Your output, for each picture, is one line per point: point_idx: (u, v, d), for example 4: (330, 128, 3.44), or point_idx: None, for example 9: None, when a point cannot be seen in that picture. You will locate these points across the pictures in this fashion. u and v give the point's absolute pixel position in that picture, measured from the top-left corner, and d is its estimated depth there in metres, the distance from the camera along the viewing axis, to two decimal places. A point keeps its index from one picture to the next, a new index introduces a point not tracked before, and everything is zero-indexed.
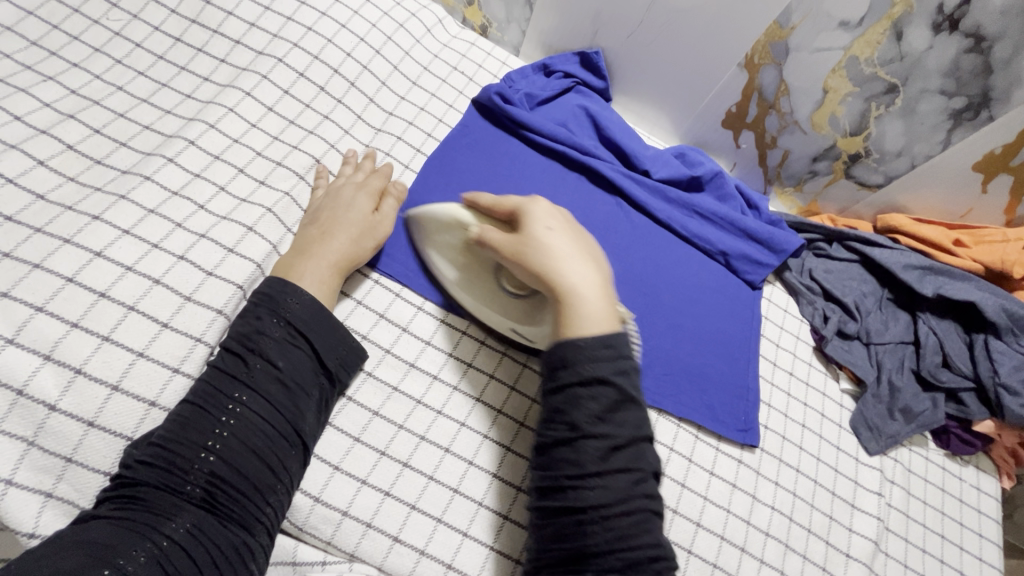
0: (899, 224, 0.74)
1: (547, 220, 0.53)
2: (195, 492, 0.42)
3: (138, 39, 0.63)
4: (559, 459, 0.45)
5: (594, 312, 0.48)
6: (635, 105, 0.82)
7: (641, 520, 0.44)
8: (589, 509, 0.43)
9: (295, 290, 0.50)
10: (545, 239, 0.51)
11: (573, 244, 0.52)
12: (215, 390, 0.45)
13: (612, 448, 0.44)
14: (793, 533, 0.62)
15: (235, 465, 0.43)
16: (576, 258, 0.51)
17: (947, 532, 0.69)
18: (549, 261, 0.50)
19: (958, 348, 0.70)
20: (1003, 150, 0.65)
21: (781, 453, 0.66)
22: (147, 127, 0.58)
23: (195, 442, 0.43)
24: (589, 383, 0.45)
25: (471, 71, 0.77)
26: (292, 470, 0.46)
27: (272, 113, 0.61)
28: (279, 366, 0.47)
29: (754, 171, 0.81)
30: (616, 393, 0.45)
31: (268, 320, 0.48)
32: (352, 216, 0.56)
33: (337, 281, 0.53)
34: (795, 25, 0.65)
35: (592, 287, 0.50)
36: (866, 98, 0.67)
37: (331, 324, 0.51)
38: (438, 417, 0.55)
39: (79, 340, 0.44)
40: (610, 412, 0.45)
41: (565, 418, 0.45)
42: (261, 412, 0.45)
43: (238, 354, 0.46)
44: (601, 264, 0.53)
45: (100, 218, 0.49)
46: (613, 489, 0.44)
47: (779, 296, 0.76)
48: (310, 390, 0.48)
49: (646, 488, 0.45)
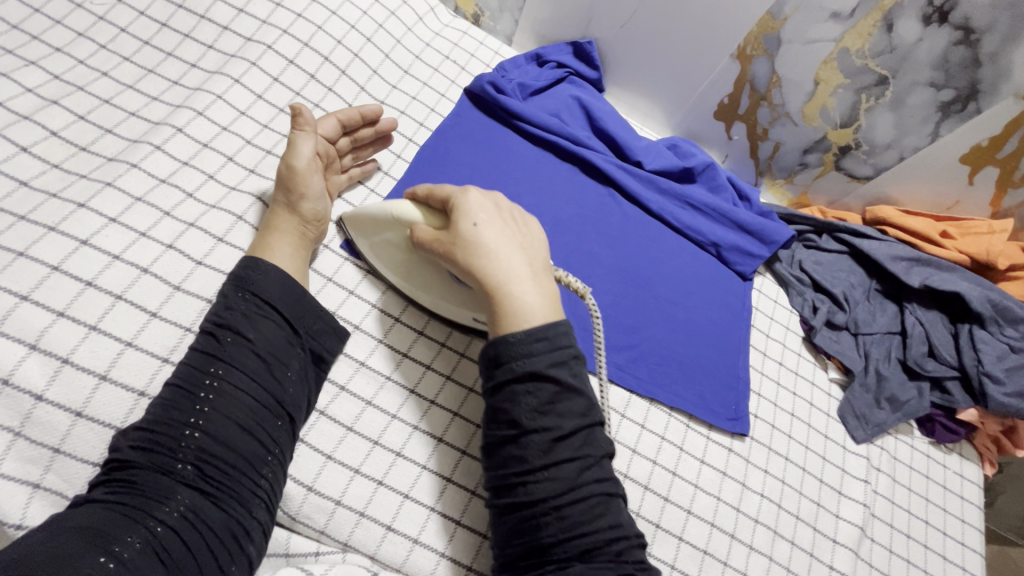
0: (888, 216, 0.75)
1: (478, 212, 0.49)
2: (187, 471, 0.41)
3: (123, 23, 0.62)
4: (508, 457, 0.44)
5: (524, 305, 0.46)
6: (627, 96, 0.82)
7: (593, 508, 0.43)
8: (539, 502, 0.43)
9: (259, 264, 0.49)
10: (477, 233, 0.48)
11: (511, 238, 0.49)
12: (192, 369, 0.44)
13: (555, 439, 0.43)
14: (781, 519, 0.63)
15: (221, 439, 0.43)
16: (510, 249, 0.48)
17: (931, 518, 0.70)
18: (479, 257, 0.47)
19: (943, 338, 0.72)
20: (989, 142, 0.65)
21: (770, 441, 0.67)
22: (133, 114, 0.57)
23: (178, 421, 0.42)
24: (525, 378, 0.44)
25: (463, 61, 0.77)
26: (281, 442, 0.45)
27: (260, 101, 0.61)
28: (250, 338, 0.46)
29: (746, 163, 0.81)
30: (557, 387, 0.44)
31: (234, 294, 0.47)
32: (281, 180, 0.53)
33: (284, 243, 0.52)
34: (787, 16, 0.65)
35: (523, 279, 0.47)
36: (857, 90, 0.67)
37: (301, 293, 0.50)
38: (431, 407, 0.55)
39: (66, 329, 0.44)
40: (549, 404, 0.44)
41: (507, 416, 0.44)
42: (238, 384, 0.44)
43: (210, 331, 0.46)
44: (537, 255, 0.50)
45: (86, 206, 0.48)
46: (559, 480, 0.43)
47: (770, 287, 0.77)
48: (289, 359, 0.48)
49: (595, 474, 0.44)
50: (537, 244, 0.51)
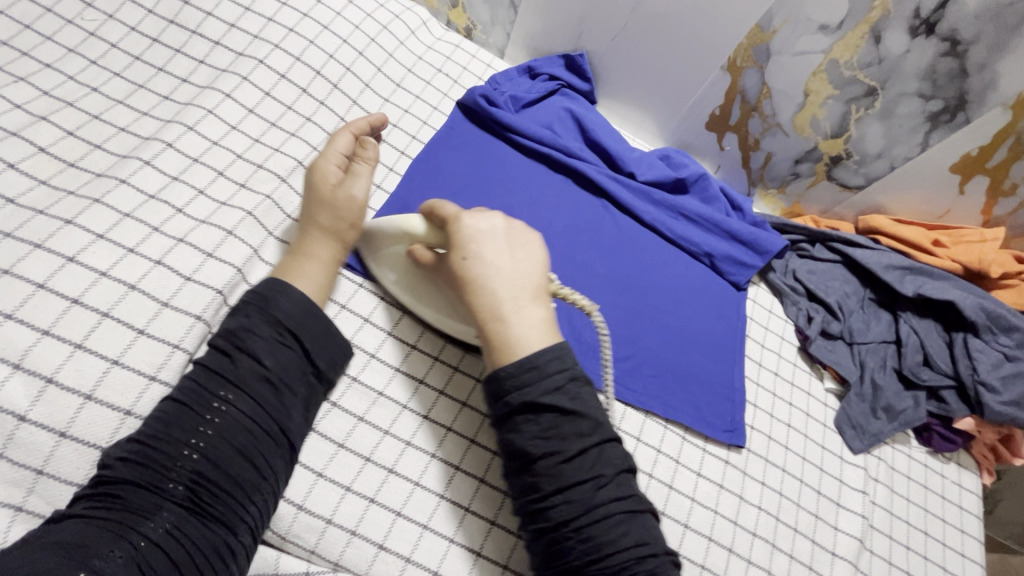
0: (880, 225, 0.75)
1: (468, 242, 0.49)
2: (178, 490, 0.40)
3: (114, 39, 0.62)
4: (523, 487, 0.45)
5: (509, 340, 0.47)
6: (619, 108, 0.82)
7: (616, 526, 0.43)
8: (561, 526, 0.44)
9: (290, 289, 0.49)
10: (464, 265, 0.49)
11: (501, 268, 0.49)
12: (201, 389, 0.44)
13: (564, 462, 0.44)
14: (779, 532, 0.62)
15: (220, 463, 0.42)
16: (499, 280, 0.48)
17: (930, 529, 0.70)
18: (466, 289, 0.49)
19: (938, 346, 0.71)
20: (979, 152, 0.66)
21: (767, 453, 0.66)
22: (123, 129, 0.56)
23: (179, 439, 0.42)
24: (522, 409, 0.45)
25: (455, 74, 0.77)
26: (278, 468, 0.45)
27: (252, 115, 0.61)
28: (266, 365, 0.46)
29: (738, 173, 0.82)
30: (556, 413, 0.45)
31: (255, 317, 0.47)
32: (329, 206, 0.54)
33: (329, 275, 0.53)
34: (776, 28, 0.66)
35: (513, 313, 0.48)
36: (846, 100, 0.68)
37: (323, 320, 0.50)
38: (424, 422, 0.54)
39: (51, 348, 0.43)
40: (552, 429, 0.44)
41: (513, 446, 0.45)
42: (246, 410, 0.44)
43: (225, 352, 0.45)
44: (529, 277, 0.49)
45: (73, 222, 0.48)
46: (576, 502, 0.43)
47: (764, 296, 0.77)
48: (300, 389, 0.47)
49: (612, 492, 0.44)
50: (531, 266, 0.50)
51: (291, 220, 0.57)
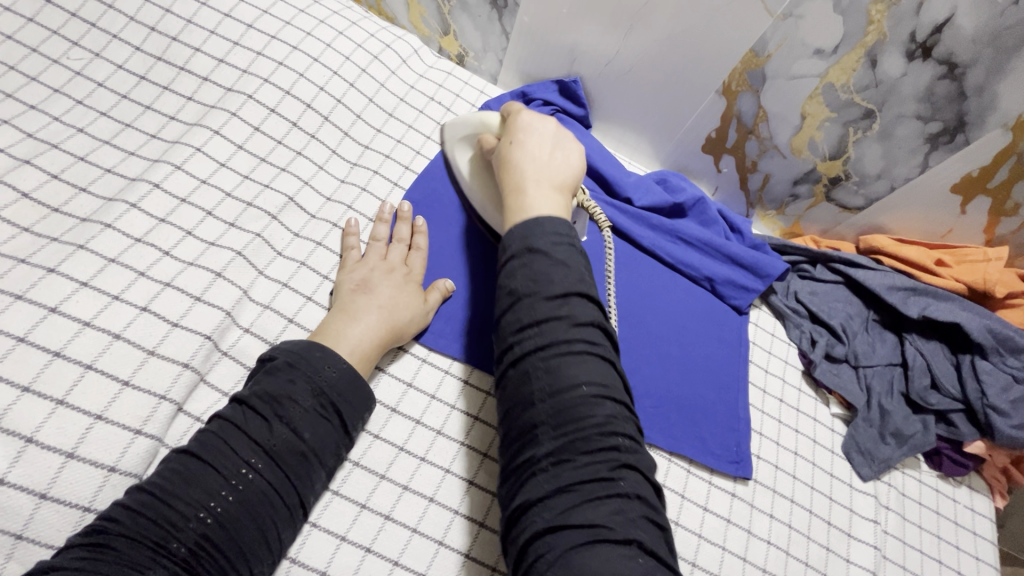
0: (882, 245, 0.74)
1: (521, 132, 0.57)
2: (179, 552, 0.39)
3: (100, 78, 0.61)
4: (506, 324, 0.47)
5: (524, 207, 0.51)
6: (614, 131, 0.81)
7: (582, 362, 0.44)
8: (530, 356, 0.44)
9: (335, 357, 0.49)
10: (510, 146, 0.56)
11: (540, 156, 0.55)
12: (231, 452, 0.43)
13: (546, 296, 0.45)
14: (790, 567, 0.61)
15: (232, 532, 0.41)
16: (534, 162, 0.54)
17: (944, 557, 0.68)
18: (506, 164, 0.55)
19: (945, 368, 0.70)
20: (980, 172, 0.64)
21: (774, 483, 0.65)
22: (109, 169, 0.55)
23: (196, 501, 0.40)
24: (520, 254, 0.48)
25: (448, 102, 0.76)
26: (284, 540, 0.44)
27: (241, 152, 0.60)
28: (304, 438, 0.45)
29: (736, 195, 0.81)
30: (548, 260, 0.47)
31: (301, 386, 0.46)
32: (402, 301, 0.55)
33: (375, 357, 0.52)
34: (771, 53, 0.65)
35: (537, 191, 0.52)
36: (844, 122, 0.67)
37: (363, 392, 0.49)
38: (421, 465, 0.53)
39: (31, 405, 0.41)
40: (543, 273, 0.46)
41: (506, 289, 0.47)
42: (271, 481, 0.43)
43: (263, 416, 0.44)
44: (560, 174, 0.55)
45: (55, 271, 0.47)
46: (548, 334, 0.44)
47: (766, 320, 0.76)
48: (328, 465, 0.47)
49: (586, 335, 0.45)
50: (566, 166, 0.56)
51: (282, 258, 0.56)
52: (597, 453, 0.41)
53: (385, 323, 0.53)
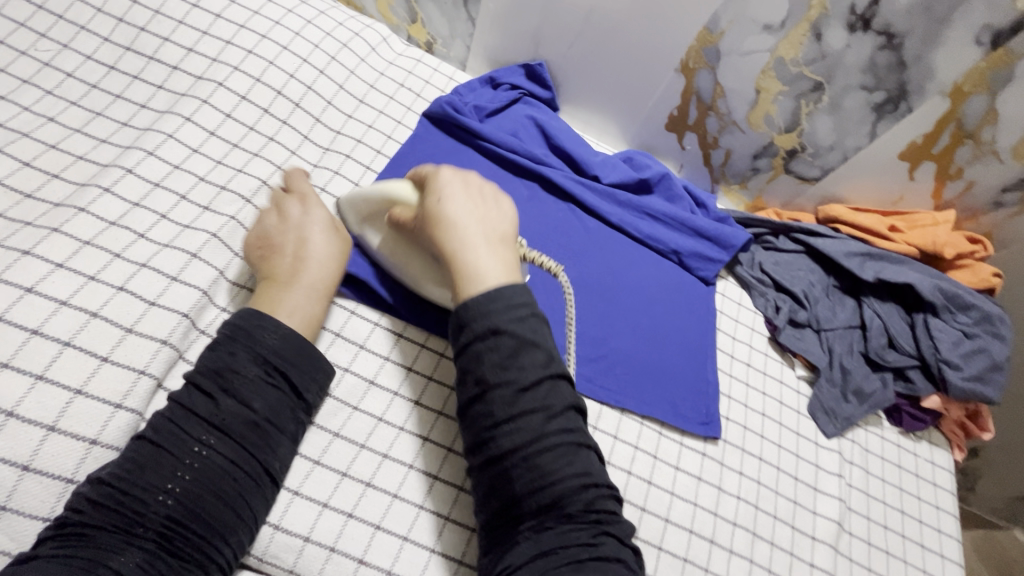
0: (839, 214, 0.78)
1: (444, 193, 0.52)
2: (149, 533, 0.41)
3: (69, 69, 0.61)
4: (476, 414, 0.47)
5: (483, 276, 0.49)
6: (582, 113, 0.84)
7: (561, 453, 0.46)
8: (508, 453, 0.45)
9: (272, 320, 0.50)
10: (437, 209, 0.51)
11: (473, 213, 0.52)
12: (181, 432, 0.44)
13: (520, 390, 0.46)
14: (759, 520, 0.63)
15: (197, 506, 0.42)
16: (471, 223, 0.51)
17: (906, 508, 0.71)
18: (440, 232, 0.51)
19: (901, 328, 0.73)
20: (924, 139, 0.68)
21: (743, 443, 0.67)
22: (81, 157, 0.56)
23: (154, 484, 0.42)
24: (485, 336, 0.47)
25: (418, 88, 0.77)
26: (257, 508, 0.45)
27: (213, 138, 0.61)
28: (254, 407, 0.47)
29: (701, 171, 0.84)
30: (515, 341, 0.47)
31: (242, 356, 0.47)
32: (322, 245, 0.55)
33: (320, 309, 0.54)
34: (723, 30, 0.68)
35: (485, 254, 0.50)
36: (796, 96, 0.70)
37: (311, 354, 0.51)
38: (401, 433, 0.54)
39: (11, 380, 0.42)
40: (511, 358, 0.47)
41: (473, 374, 0.47)
42: (227, 454, 0.45)
43: (209, 394, 0.46)
44: (498, 224, 0.53)
45: (30, 253, 0.48)
46: (524, 430, 0.45)
47: (733, 290, 0.78)
48: (286, 429, 0.48)
49: (561, 424, 0.46)
50: (500, 215, 0.53)
51: None
52: (580, 524, 0.45)
53: (309, 267, 0.54)
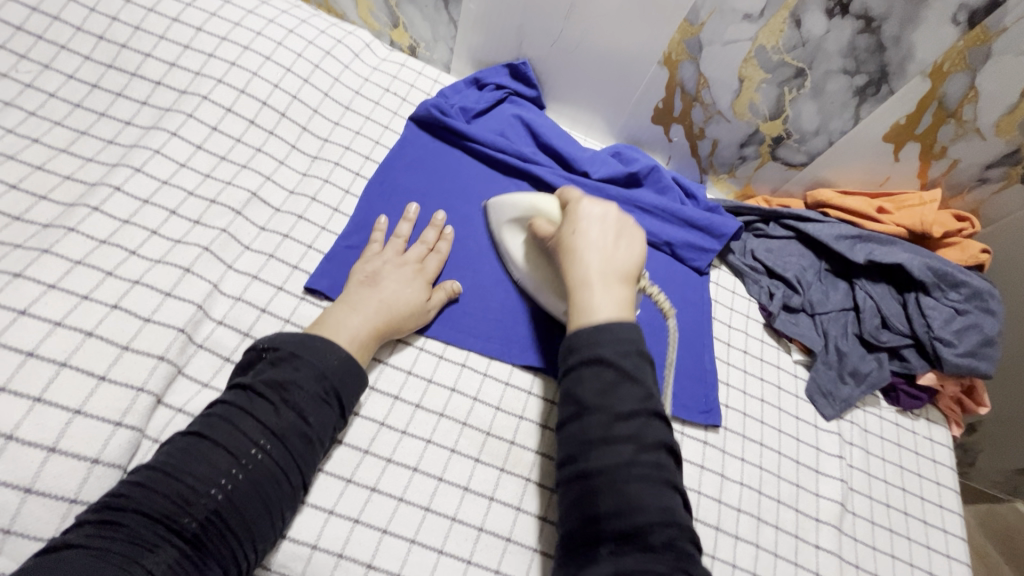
0: (826, 198, 0.78)
1: (579, 224, 0.55)
2: (189, 528, 0.40)
3: (52, 88, 0.61)
4: (570, 434, 0.47)
5: (592, 307, 0.50)
6: (568, 110, 0.85)
7: (648, 486, 0.43)
8: (596, 470, 0.44)
9: (333, 346, 0.50)
10: (570, 239, 0.54)
11: (602, 249, 0.53)
12: (240, 432, 0.44)
13: (618, 417, 0.45)
14: (763, 505, 0.64)
15: (241, 509, 0.42)
16: (598, 256, 0.53)
17: (907, 485, 0.72)
18: (568, 259, 0.54)
19: (893, 308, 0.74)
20: (907, 120, 0.69)
21: (743, 429, 0.68)
22: (68, 177, 0.56)
23: (208, 479, 0.42)
24: (590, 361, 0.48)
25: (404, 92, 0.78)
26: (287, 519, 0.45)
27: (201, 151, 0.61)
28: (309, 421, 0.47)
29: (689, 162, 0.85)
30: (616, 371, 0.47)
31: (306, 371, 0.48)
32: (406, 299, 0.57)
33: (369, 347, 0.53)
34: (704, 21, 0.68)
35: (603, 289, 0.51)
36: (779, 83, 0.71)
37: (361, 378, 0.51)
38: (404, 437, 0.55)
39: (8, 404, 0.42)
40: (609, 389, 0.46)
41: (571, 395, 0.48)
42: (279, 460, 0.44)
43: (270, 399, 0.46)
44: (623, 265, 0.53)
45: (22, 275, 0.48)
46: (615, 452, 0.44)
47: (726, 279, 0.79)
48: (328, 444, 0.49)
49: (653, 458, 0.44)
50: (630, 256, 0.54)
51: (250, 251, 0.58)
52: (660, 557, 0.40)
53: (378, 314, 0.54)
